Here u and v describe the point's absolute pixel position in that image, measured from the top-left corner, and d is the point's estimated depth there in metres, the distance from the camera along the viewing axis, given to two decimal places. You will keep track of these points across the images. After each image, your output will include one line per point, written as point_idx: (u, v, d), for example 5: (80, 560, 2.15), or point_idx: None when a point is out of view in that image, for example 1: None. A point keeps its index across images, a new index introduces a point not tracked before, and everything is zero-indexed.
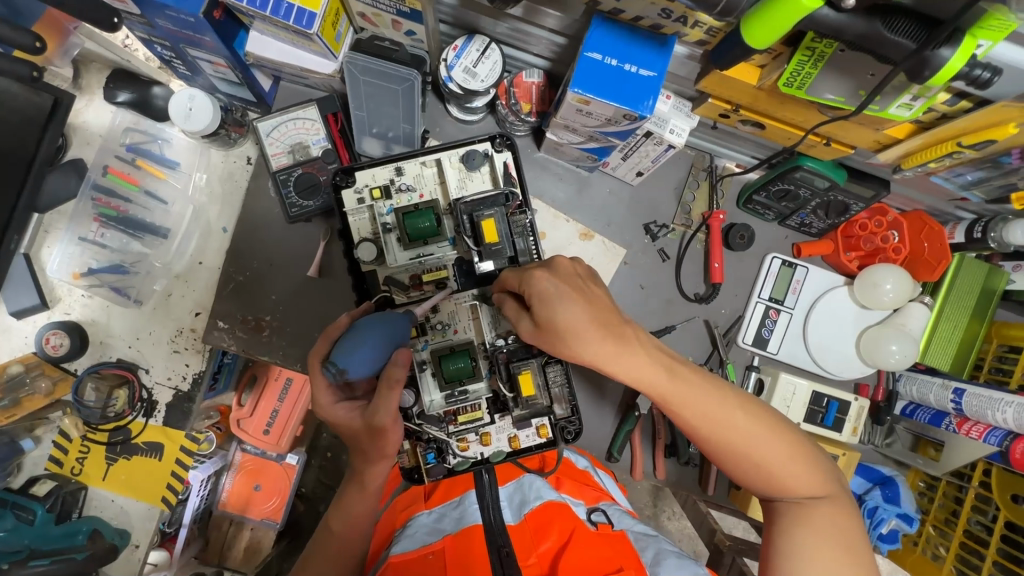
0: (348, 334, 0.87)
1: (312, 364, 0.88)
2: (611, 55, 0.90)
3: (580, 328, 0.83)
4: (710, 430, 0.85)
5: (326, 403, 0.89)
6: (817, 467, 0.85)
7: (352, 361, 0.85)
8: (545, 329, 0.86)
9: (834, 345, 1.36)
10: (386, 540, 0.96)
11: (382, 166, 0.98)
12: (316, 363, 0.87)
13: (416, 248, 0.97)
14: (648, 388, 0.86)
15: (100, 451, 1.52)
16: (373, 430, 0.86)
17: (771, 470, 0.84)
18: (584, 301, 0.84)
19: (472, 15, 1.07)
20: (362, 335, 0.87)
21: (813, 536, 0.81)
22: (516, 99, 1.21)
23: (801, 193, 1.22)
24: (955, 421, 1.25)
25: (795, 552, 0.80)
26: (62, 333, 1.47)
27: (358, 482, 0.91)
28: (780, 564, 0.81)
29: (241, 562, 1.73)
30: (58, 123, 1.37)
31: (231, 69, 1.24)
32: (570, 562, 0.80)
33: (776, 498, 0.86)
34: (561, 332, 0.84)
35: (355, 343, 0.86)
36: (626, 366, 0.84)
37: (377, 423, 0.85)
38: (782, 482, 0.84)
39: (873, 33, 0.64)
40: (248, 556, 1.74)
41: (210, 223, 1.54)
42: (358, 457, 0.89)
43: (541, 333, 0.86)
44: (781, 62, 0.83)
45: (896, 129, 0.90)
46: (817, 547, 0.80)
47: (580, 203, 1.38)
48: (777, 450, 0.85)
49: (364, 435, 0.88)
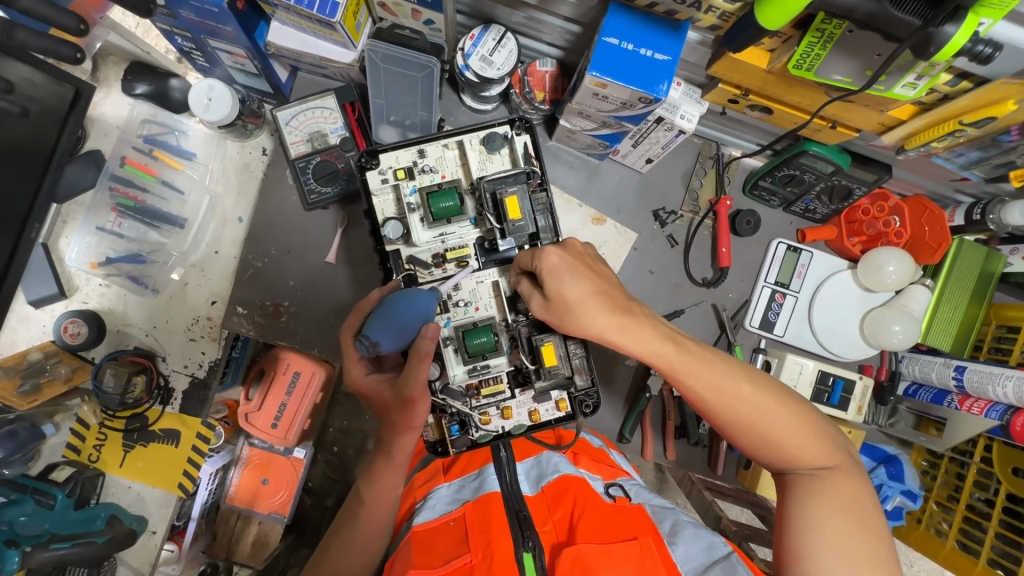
0: (376, 309, 0.93)
1: (347, 339, 0.95)
2: (627, 40, 0.94)
3: (586, 302, 0.90)
4: (717, 402, 0.90)
5: (360, 374, 0.97)
6: (825, 439, 0.89)
7: (383, 334, 0.90)
8: (556, 302, 0.92)
9: (838, 327, 1.40)
10: (408, 512, 1.01)
11: (405, 148, 1.02)
12: (350, 337, 0.94)
13: (439, 226, 1.00)
14: (654, 361, 0.92)
15: (118, 438, 1.50)
16: (403, 400, 0.91)
17: (780, 441, 0.88)
18: (590, 278, 0.91)
19: (488, 5, 1.11)
20: (388, 311, 0.91)
21: (825, 507, 0.83)
22: (530, 87, 1.24)
23: (806, 177, 1.25)
24: (957, 398, 1.28)
25: (811, 521, 0.83)
26: (81, 322, 1.49)
27: (387, 451, 0.96)
28: (795, 533, 0.83)
29: (248, 556, 1.86)
30: (77, 114, 1.39)
31: (250, 59, 1.26)
32: (586, 525, 0.83)
33: (788, 470, 0.89)
34: (570, 306, 0.91)
35: (384, 317, 0.91)
36: (632, 339, 0.91)
37: (407, 396, 0.91)
38: (793, 453, 0.87)
39: (881, 11, 0.68)
40: (255, 550, 1.86)
41: (225, 213, 1.58)
42: (388, 424, 0.96)
43: (551, 308, 0.93)
44: (790, 45, 0.86)
45: (899, 111, 0.94)
46: (831, 517, 0.82)
47: (590, 190, 1.41)
48: (784, 422, 0.88)
49: (396, 406, 0.93)
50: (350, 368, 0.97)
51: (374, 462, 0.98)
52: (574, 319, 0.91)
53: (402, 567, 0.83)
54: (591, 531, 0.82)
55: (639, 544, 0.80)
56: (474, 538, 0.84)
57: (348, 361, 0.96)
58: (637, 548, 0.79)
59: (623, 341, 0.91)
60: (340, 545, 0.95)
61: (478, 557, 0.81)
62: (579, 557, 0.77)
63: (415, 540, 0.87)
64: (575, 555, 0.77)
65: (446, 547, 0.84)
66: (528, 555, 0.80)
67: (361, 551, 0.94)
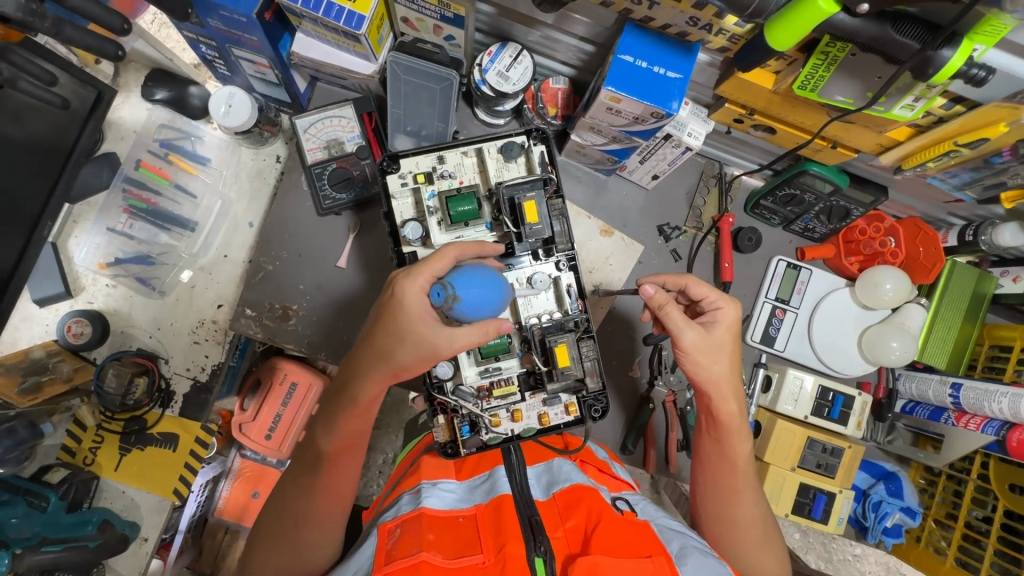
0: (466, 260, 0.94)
1: (440, 257, 0.93)
2: (642, 58, 0.99)
3: (727, 352, 1.08)
4: (736, 486, 1.09)
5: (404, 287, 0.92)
6: (781, 562, 1.09)
7: (463, 290, 0.90)
8: (710, 339, 1.07)
9: (837, 344, 1.43)
10: (409, 487, 1.00)
11: (425, 154, 1.06)
12: (444, 261, 0.92)
13: (456, 229, 1.03)
14: (728, 427, 1.10)
15: (115, 441, 1.49)
16: (419, 345, 0.91)
17: (759, 535, 1.08)
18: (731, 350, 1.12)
19: (507, 23, 1.17)
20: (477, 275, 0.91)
21: None
22: (543, 103, 1.29)
23: (806, 197, 1.30)
24: (954, 414, 1.31)
25: None
26: (84, 322, 1.48)
27: (350, 399, 0.98)
28: None
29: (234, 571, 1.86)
30: (99, 116, 1.42)
31: (273, 69, 1.30)
32: (600, 536, 0.82)
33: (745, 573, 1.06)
34: (719, 351, 1.08)
35: (472, 280, 0.91)
36: (734, 400, 1.09)
37: (436, 345, 0.91)
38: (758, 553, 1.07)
39: (884, 35, 0.73)
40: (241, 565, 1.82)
41: (237, 218, 1.59)
42: (379, 345, 0.94)
43: (708, 338, 1.07)
44: (796, 67, 0.92)
45: (896, 132, 0.99)
46: None
47: (597, 205, 1.45)
48: (766, 524, 1.10)
49: (411, 336, 0.91)
50: (411, 274, 0.91)
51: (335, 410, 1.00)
52: (716, 357, 1.07)
53: (410, 538, 0.83)
54: (605, 542, 0.81)
55: (653, 562, 0.78)
56: (486, 539, 0.84)
57: (415, 268, 0.92)
58: (652, 566, 0.78)
59: (729, 393, 1.09)
60: (303, 490, 0.99)
61: (492, 559, 0.80)
62: (595, 565, 0.75)
63: (424, 520, 0.87)
64: (592, 564, 0.75)
65: (457, 540, 0.84)
66: (539, 560, 0.79)
67: (325, 495, 0.99)
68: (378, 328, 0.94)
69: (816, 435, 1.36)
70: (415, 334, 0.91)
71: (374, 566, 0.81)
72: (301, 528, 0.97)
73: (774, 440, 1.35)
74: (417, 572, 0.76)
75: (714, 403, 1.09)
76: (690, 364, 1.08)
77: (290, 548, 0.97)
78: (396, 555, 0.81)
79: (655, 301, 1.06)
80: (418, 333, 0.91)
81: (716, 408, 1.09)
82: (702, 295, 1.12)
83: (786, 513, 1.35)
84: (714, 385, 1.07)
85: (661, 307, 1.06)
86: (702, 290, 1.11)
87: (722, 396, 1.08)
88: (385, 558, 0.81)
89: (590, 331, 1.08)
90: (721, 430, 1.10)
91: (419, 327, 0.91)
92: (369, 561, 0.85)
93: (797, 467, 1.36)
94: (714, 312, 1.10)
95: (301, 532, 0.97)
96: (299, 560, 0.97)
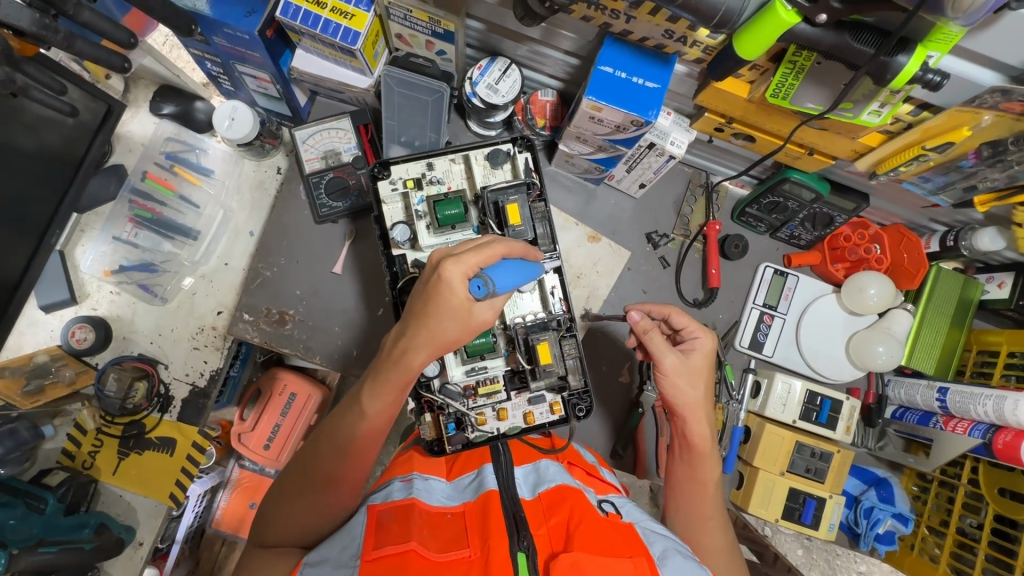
0: (510, 253, 0.95)
1: (487, 246, 0.93)
2: (621, 69, 1.04)
3: (703, 378, 1.11)
4: (703, 509, 1.11)
5: (450, 270, 0.90)
6: None
7: (501, 280, 0.93)
8: (687, 365, 1.11)
9: (825, 350, 1.45)
10: (402, 473, 1.03)
11: (415, 161, 1.10)
12: (491, 253, 0.92)
13: (444, 232, 1.06)
14: (701, 450, 1.12)
15: (114, 445, 1.52)
16: (465, 323, 0.93)
17: (728, 566, 1.07)
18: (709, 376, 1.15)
19: (496, 39, 1.24)
20: (514, 263, 0.95)
21: None
22: (532, 115, 1.33)
23: (790, 204, 1.34)
24: (942, 419, 1.32)
25: None
26: (88, 328, 1.53)
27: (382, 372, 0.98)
28: None
29: None
30: (108, 129, 1.49)
31: (274, 83, 1.36)
32: (581, 533, 0.83)
33: None
34: (695, 377, 1.11)
35: (509, 267, 0.94)
36: (706, 424, 1.12)
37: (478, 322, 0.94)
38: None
39: (842, 43, 0.77)
40: None
41: (238, 227, 1.63)
42: (423, 321, 0.93)
43: (686, 363, 1.11)
44: (768, 76, 0.96)
45: (869, 138, 1.03)
46: None
47: (587, 213, 1.49)
48: (735, 556, 1.09)
49: (459, 314, 0.92)
50: (459, 258, 0.90)
51: (379, 375, 0.99)
52: (694, 382, 1.10)
53: (398, 528, 0.85)
54: (587, 541, 0.82)
55: (634, 562, 0.80)
56: (472, 536, 0.86)
57: (463, 253, 0.91)
58: (633, 565, 0.79)
59: (703, 416, 1.11)
60: (333, 453, 0.99)
61: (477, 553, 0.82)
62: (576, 562, 0.76)
63: (413, 512, 0.89)
64: (572, 560, 0.76)
65: (442, 536, 0.86)
66: (522, 554, 0.80)
67: (359, 460, 1.00)
68: (419, 300, 0.92)
69: (804, 439, 1.37)
70: (461, 313, 0.92)
71: (363, 548, 0.82)
72: (325, 490, 0.97)
73: (763, 444, 1.37)
74: (403, 564, 0.78)
75: (688, 425, 1.11)
76: (669, 386, 1.11)
77: (314, 509, 0.96)
78: (386, 540, 0.83)
79: (637, 329, 1.10)
80: (465, 312, 0.92)
81: (690, 430, 1.11)
82: (682, 325, 1.15)
83: (776, 518, 1.36)
84: (690, 408, 1.10)
85: (642, 335, 1.10)
86: (683, 319, 1.15)
87: (697, 418, 1.11)
88: (372, 542, 0.82)
89: (572, 330, 1.11)
90: (694, 453, 1.12)
91: (464, 306, 0.92)
92: (356, 539, 0.86)
93: (787, 472, 1.37)
94: (693, 340, 1.14)
95: (328, 493, 0.97)
96: (320, 523, 0.97)
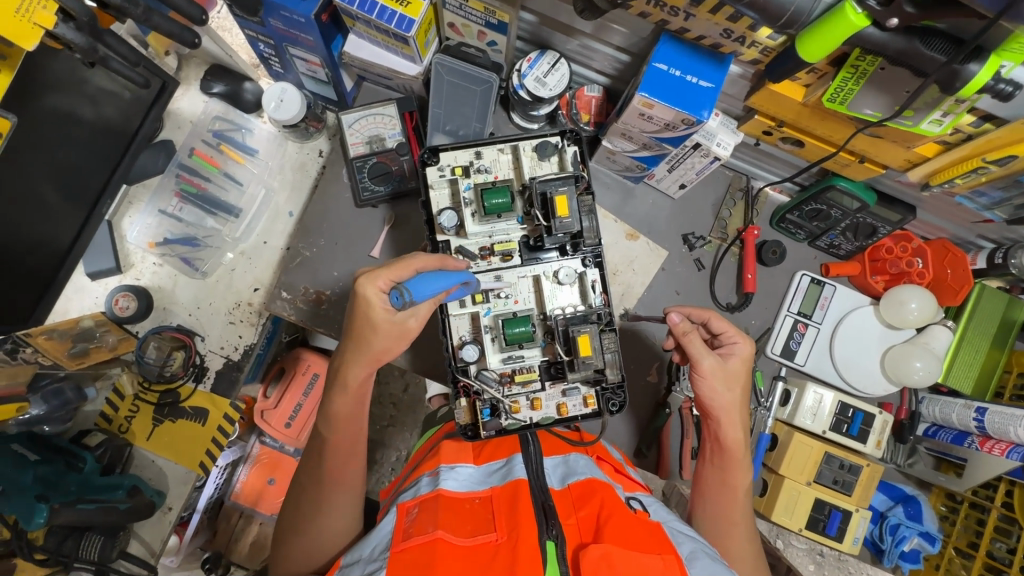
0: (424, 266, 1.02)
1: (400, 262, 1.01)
2: (676, 67, 1.04)
3: (740, 383, 1.11)
4: (730, 511, 1.11)
5: (365, 286, 1.00)
6: None
7: (417, 289, 0.97)
8: (726, 369, 1.10)
9: (859, 362, 1.43)
10: (428, 469, 1.03)
11: (464, 149, 1.12)
12: (405, 267, 1.00)
13: (489, 221, 1.09)
14: (732, 454, 1.12)
15: (149, 411, 1.57)
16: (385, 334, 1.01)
17: (751, 569, 1.09)
18: (744, 384, 1.14)
19: (547, 32, 1.24)
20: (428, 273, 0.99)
21: None
22: (577, 110, 1.35)
23: (833, 213, 1.32)
24: (978, 439, 1.30)
25: None
26: (131, 297, 1.57)
27: (341, 382, 1.05)
28: None
29: (246, 557, 1.82)
30: (162, 104, 1.55)
31: (324, 67, 1.39)
32: (612, 527, 0.84)
33: None
34: (732, 382, 1.11)
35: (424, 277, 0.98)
36: (738, 429, 1.12)
37: (405, 325, 1.02)
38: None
39: (911, 49, 0.77)
40: (253, 551, 1.83)
41: (278, 207, 1.66)
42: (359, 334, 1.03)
43: (724, 367, 1.10)
44: (825, 80, 0.95)
45: (925, 148, 1.02)
46: None
47: (624, 211, 1.49)
48: (758, 561, 1.11)
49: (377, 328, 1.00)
50: (373, 275, 0.99)
51: (338, 395, 1.05)
52: (731, 386, 1.10)
53: (427, 518, 0.86)
54: (618, 534, 0.82)
55: (663, 558, 0.79)
56: (499, 521, 0.86)
57: (377, 272, 1.00)
58: (663, 561, 0.79)
59: (737, 420, 1.11)
60: (313, 483, 1.06)
61: (504, 537, 0.83)
62: (607, 554, 0.76)
63: (440, 501, 0.90)
64: (603, 552, 0.77)
65: (472, 522, 0.87)
66: (551, 543, 0.81)
67: (337, 485, 1.06)
68: (352, 324, 1.03)
69: (833, 450, 1.36)
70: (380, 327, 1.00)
71: (391, 542, 0.85)
72: (314, 518, 1.04)
73: (790, 453, 1.35)
74: (432, 550, 0.79)
75: (722, 429, 1.11)
76: (705, 389, 1.10)
77: (309, 535, 1.04)
78: (412, 532, 0.85)
79: (676, 329, 1.10)
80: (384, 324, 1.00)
81: (723, 434, 1.11)
82: (721, 330, 1.15)
83: (800, 527, 1.35)
84: (726, 411, 1.10)
85: (681, 336, 1.10)
86: (722, 324, 1.14)
87: (731, 422, 1.11)
88: (401, 535, 0.85)
89: (612, 325, 1.11)
90: (725, 456, 1.12)
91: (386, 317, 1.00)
92: (385, 537, 0.88)
93: (813, 482, 1.36)
94: (731, 346, 1.13)
95: (312, 526, 1.04)
96: (323, 544, 1.04)
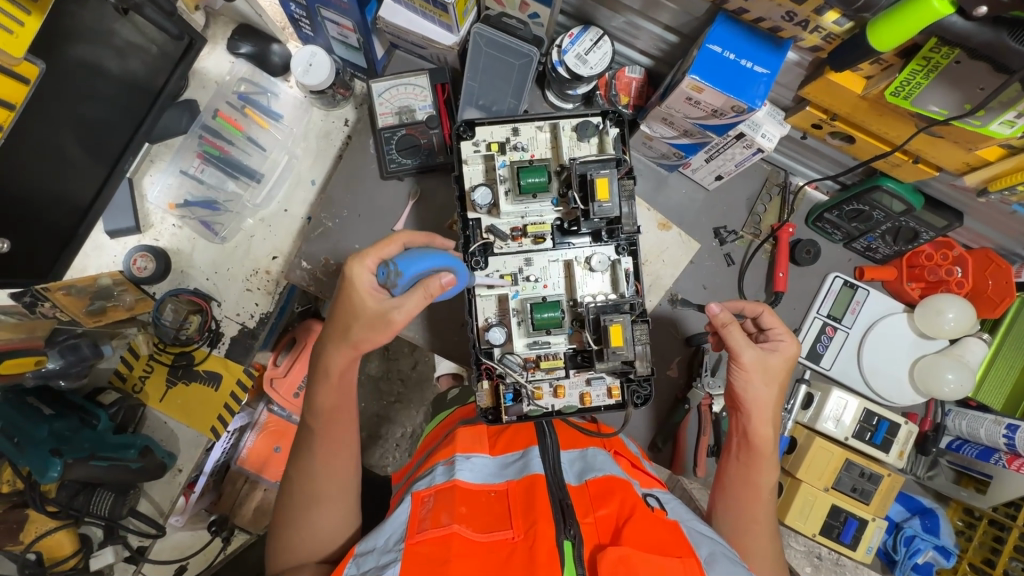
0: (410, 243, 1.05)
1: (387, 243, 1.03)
2: (730, 50, 0.98)
3: (778, 381, 1.09)
4: (750, 508, 1.09)
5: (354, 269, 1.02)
6: None
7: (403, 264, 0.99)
8: (767, 364, 1.07)
9: (887, 370, 1.39)
10: (443, 457, 1.00)
11: (501, 125, 1.09)
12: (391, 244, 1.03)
13: (523, 201, 1.05)
14: (760, 451, 1.09)
15: (162, 372, 1.56)
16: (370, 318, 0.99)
17: (769, 567, 1.07)
18: (782, 382, 1.11)
19: (592, 7, 1.19)
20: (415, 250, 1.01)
21: None
22: (616, 91, 1.30)
23: (875, 214, 1.27)
24: (1006, 457, 1.26)
25: None
26: (149, 257, 1.55)
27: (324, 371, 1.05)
28: None
29: (249, 521, 1.81)
30: (188, 61, 1.52)
31: (356, 33, 1.34)
32: (631, 528, 0.82)
33: None
34: (770, 378, 1.08)
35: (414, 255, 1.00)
36: (770, 426, 1.09)
37: (388, 318, 0.98)
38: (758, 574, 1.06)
39: (998, 41, 0.72)
40: (256, 516, 1.81)
41: (300, 175, 1.63)
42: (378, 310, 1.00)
43: (764, 362, 1.07)
44: (891, 72, 0.89)
45: (987, 151, 0.96)
46: None
47: (656, 199, 1.45)
48: (777, 560, 1.08)
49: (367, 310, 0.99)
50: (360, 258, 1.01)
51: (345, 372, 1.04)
52: (769, 382, 1.08)
53: (443, 509, 0.85)
54: (637, 537, 0.80)
55: (683, 562, 0.77)
56: (516, 516, 0.85)
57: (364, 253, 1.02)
58: (682, 565, 0.76)
59: (768, 417, 1.09)
60: (314, 475, 1.05)
61: (520, 535, 0.81)
62: (626, 557, 0.74)
63: (457, 493, 0.88)
64: (621, 555, 0.75)
65: (488, 517, 0.86)
66: (568, 543, 0.79)
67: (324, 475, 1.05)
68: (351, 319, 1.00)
69: (854, 458, 1.33)
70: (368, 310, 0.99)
71: (405, 532, 0.83)
72: (309, 510, 1.03)
73: (809, 457, 1.33)
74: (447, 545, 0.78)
75: (753, 425, 1.09)
76: (742, 382, 1.08)
77: (303, 530, 1.02)
78: (428, 523, 0.83)
79: (719, 317, 1.07)
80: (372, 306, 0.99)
81: (753, 430, 1.09)
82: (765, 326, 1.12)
83: (813, 533, 1.34)
84: (760, 407, 1.07)
85: (722, 326, 1.07)
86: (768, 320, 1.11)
87: (762, 418, 1.08)
88: (415, 525, 0.84)
89: (644, 316, 1.08)
90: (753, 453, 1.10)
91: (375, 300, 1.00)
92: (399, 526, 0.86)
93: (831, 488, 1.34)
94: (775, 342, 1.11)
95: (308, 515, 1.03)
96: (325, 532, 1.03)
